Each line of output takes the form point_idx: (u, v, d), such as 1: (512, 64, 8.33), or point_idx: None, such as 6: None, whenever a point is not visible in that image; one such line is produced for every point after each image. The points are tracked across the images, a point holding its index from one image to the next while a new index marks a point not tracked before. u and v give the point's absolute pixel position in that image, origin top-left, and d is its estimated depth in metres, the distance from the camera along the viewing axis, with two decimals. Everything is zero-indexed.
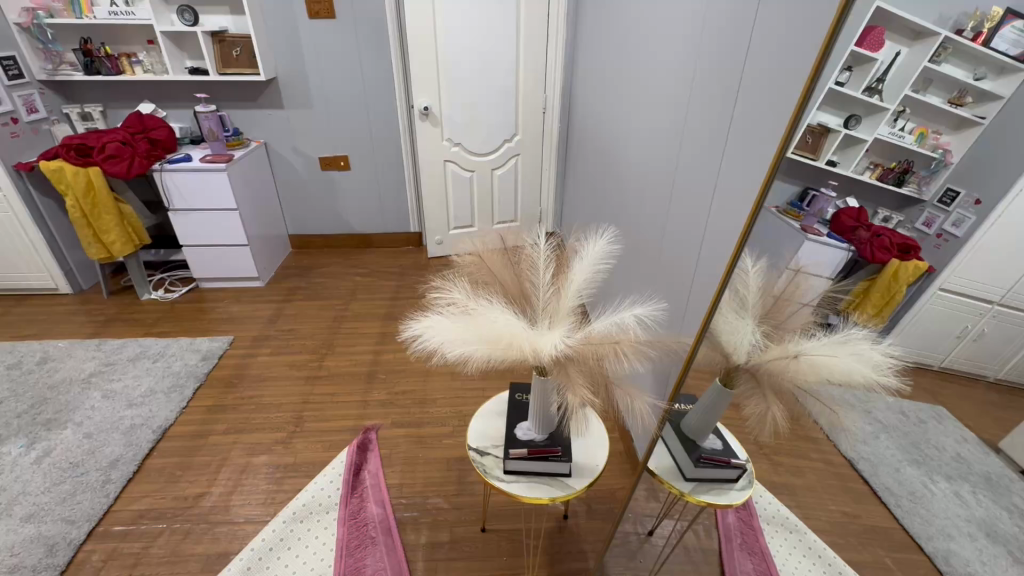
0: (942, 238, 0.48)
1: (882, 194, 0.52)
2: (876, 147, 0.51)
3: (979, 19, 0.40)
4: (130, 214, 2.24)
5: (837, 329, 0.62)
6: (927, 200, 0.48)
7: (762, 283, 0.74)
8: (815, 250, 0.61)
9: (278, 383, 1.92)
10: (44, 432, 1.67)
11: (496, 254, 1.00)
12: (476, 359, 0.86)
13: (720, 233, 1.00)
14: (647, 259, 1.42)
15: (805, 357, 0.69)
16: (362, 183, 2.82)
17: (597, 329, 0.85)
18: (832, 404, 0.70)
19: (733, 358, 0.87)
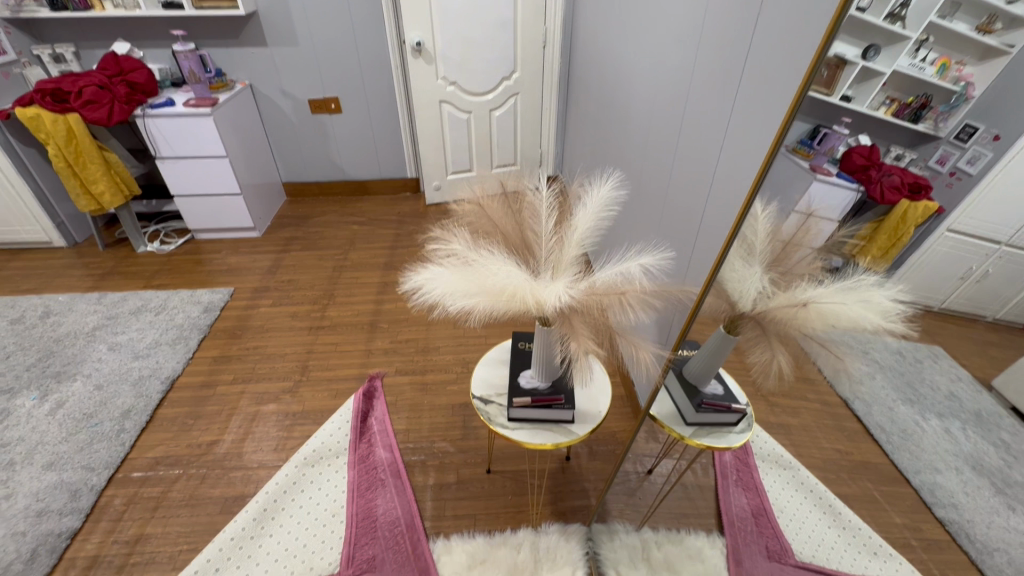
0: (955, 176, 0.47)
1: (895, 131, 0.50)
2: (894, 80, 0.48)
3: None
4: (116, 163, 2.16)
5: (845, 274, 0.62)
6: (944, 136, 0.46)
7: (772, 228, 0.71)
8: (826, 192, 0.59)
9: (282, 333, 1.93)
10: (54, 384, 1.70)
11: (495, 202, 0.95)
12: (478, 312, 0.85)
13: (733, 176, 0.95)
14: (652, 203, 1.37)
15: (813, 304, 0.69)
16: (354, 127, 2.70)
17: (602, 280, 0.84)
18: (837, 348, 0.71)
19: (740, 307, 0.85)
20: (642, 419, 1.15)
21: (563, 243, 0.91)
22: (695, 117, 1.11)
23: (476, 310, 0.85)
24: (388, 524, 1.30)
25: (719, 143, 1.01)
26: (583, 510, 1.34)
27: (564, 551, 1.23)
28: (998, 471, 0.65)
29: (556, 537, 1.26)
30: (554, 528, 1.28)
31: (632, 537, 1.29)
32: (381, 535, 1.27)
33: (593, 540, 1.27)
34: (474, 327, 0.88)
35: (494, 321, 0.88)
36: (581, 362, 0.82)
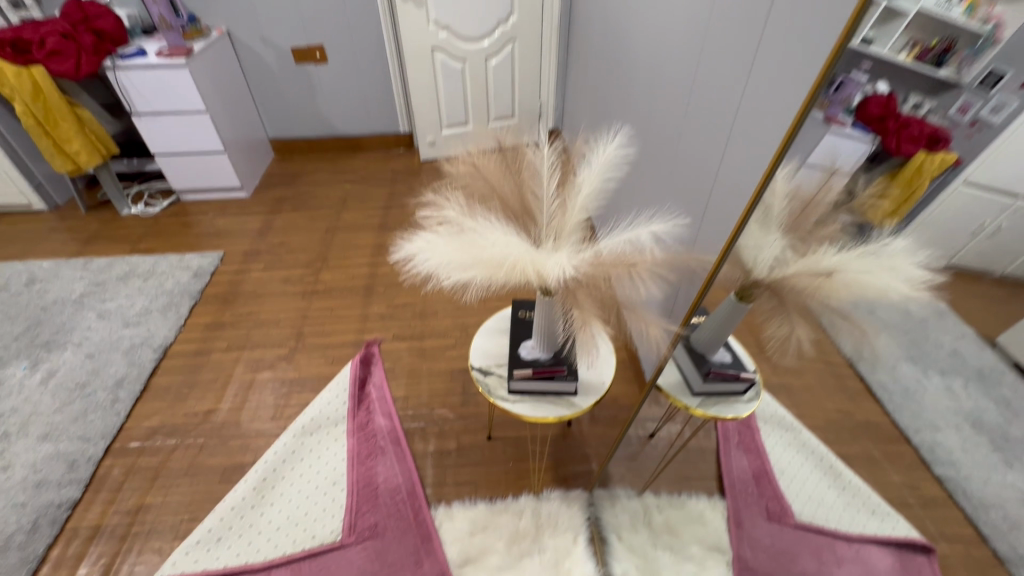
0: (975, 126, 0.48)
1: (913, 79, 0.47)
2: (918, 22, 0.46)
3: None
4: (89, 120, 2.04)
5: (872, 238, 0.64)
6: (967, 83, 0.46)
7: (791, 191, 0.66)
8: (839, 142, 0.58)
9: (276, 299, 1.88)
10: (45, 354, 1.67)
11: (491, 161, 0.87)
12: (475, 285, 0.79)
13: (756, 129, 0.86)
14: (661, 159, 1.28)
15: (842, 276, 0.68)
16: (342, 77, 2.54)
17: (608, 250, 0.77)
18: (849, 309, 0.73)
19: (755, 274, 0.80)
20: (647, 392, 1.11)
21: (565, 208, 0.84)
22: (713, 61, 1.01)
23: (472, 282, 0.79)
24: (389, 491, 1.29)
25: (740, 90, 0.91)
26: (585, 475, 1.33)
27: (566, 516, 1.23)
28: (995, 427, 0.79)
29: (557, 503, 1.26)
30: (556, 494, 1.28)
31: (633, 502, 1.29)
32: (382, 502, 1.27)
33: (595, 506, 1.27)
34: (470, 301, 0.82)
35: (492, 294, 0.82)
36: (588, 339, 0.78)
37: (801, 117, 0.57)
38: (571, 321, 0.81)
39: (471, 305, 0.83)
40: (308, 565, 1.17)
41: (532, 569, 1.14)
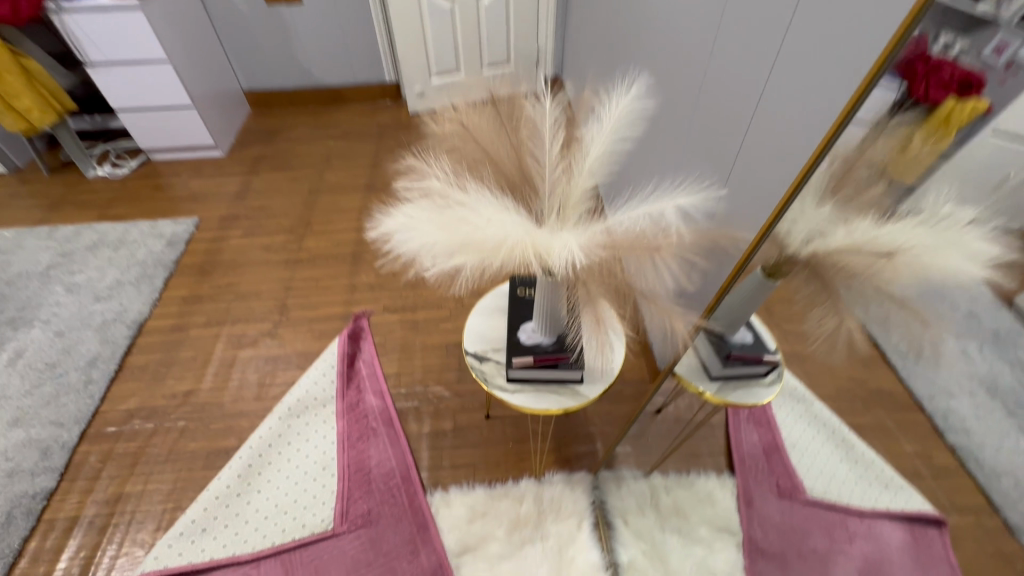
0: (1009, 68, 0.47)
1: (949, 16, 0.45)
2: None
3: None
4: (38, 73, 1.84)
5: (920, 204, 0.58)
6: (1004, 22, 0.44)
7: (839, 156, 0.58)
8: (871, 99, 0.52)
9: (257, 269, 1.75)
10: (11, 332, 1.56)
11: (482, 119, 0.73)
12: (465, 272, 0.67)
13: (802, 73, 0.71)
14: (679, 110, 1.13)
15: (904, 257, 0.58)
16: (319, 19, 2.30)
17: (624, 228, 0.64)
18: (885, 291, 0.63)
19: (789, 250, 0.68)
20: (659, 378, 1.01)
21: (570, 173, 0.71)
22: None
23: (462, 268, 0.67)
24: (383, 476, 1.22)
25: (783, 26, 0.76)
26: (589, 456, 1.26)
27: (569, 501, 1.17)
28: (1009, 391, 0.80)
29: (561, 487, 1.19)
30: (558, 477, 1.21)
31: (640, 484, 1.22)
32: (376, 488, 1.20)
33: (600, 489, 1.20)
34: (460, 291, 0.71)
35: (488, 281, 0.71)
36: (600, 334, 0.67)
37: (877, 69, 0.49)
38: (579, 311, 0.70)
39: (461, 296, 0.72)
40: (299, 555, 1.11)
41: (535, 557, 1.09)
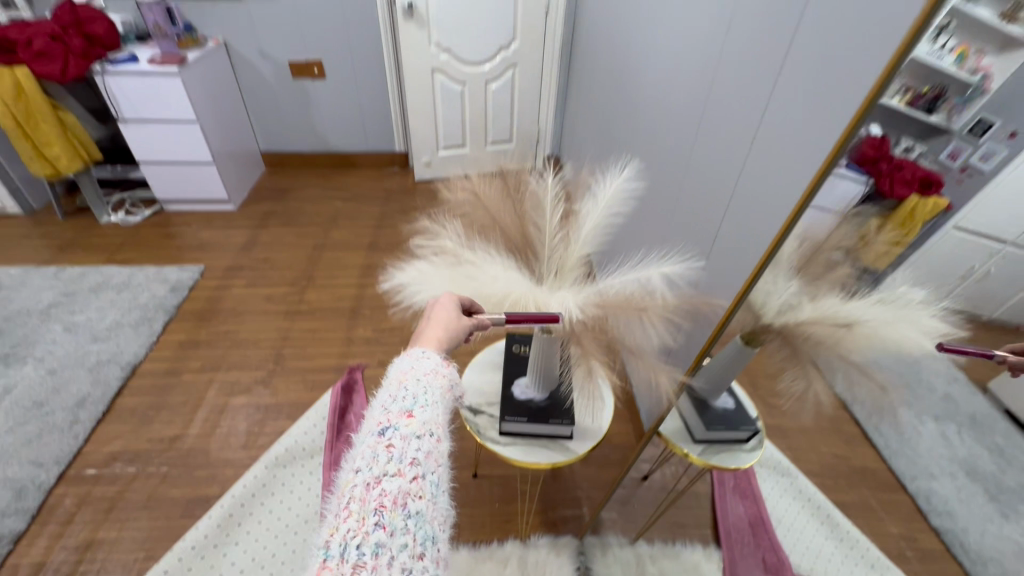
0: (966, 173, 0.43)
1: (908, 121, 0.45)
2: (911, 67, 0.43)
3: None
4: (73, 124, 1.98)
5: (880, 286, 0.55)
6: (955, 130, 0.42)
7: (814, 233, 0.58)
8: (830, 193, 0.54)
9: (257, 317, 1.79)
10: (2, 368, 1.57)
11: (493, 189, 0.79)
12: (471, 325, 0.73)
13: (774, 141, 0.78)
14: (659, 198, 1.26)
15: (863, 327, 0.56)
16: (339, 92, 2.53)
17: (614, 288, 0.70)
18: (821, 369, 0.64)
19: (765, 318, 0.68)
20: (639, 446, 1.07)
21: (568, 241, 0.77)
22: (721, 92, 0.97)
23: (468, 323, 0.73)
24: None
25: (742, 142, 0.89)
26: (576, 520, 1.28)
27: (554, 566, 1.17)
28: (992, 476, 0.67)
29: (545, 550, 1.19)
30: (544, 540, 1.22)
31: (626, 552, 1.19)
32: None
33: (586, 554, 1.21)
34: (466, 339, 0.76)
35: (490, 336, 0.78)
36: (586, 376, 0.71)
37: (820, 176, 0.52)
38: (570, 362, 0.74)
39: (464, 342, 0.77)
40: None
41: None
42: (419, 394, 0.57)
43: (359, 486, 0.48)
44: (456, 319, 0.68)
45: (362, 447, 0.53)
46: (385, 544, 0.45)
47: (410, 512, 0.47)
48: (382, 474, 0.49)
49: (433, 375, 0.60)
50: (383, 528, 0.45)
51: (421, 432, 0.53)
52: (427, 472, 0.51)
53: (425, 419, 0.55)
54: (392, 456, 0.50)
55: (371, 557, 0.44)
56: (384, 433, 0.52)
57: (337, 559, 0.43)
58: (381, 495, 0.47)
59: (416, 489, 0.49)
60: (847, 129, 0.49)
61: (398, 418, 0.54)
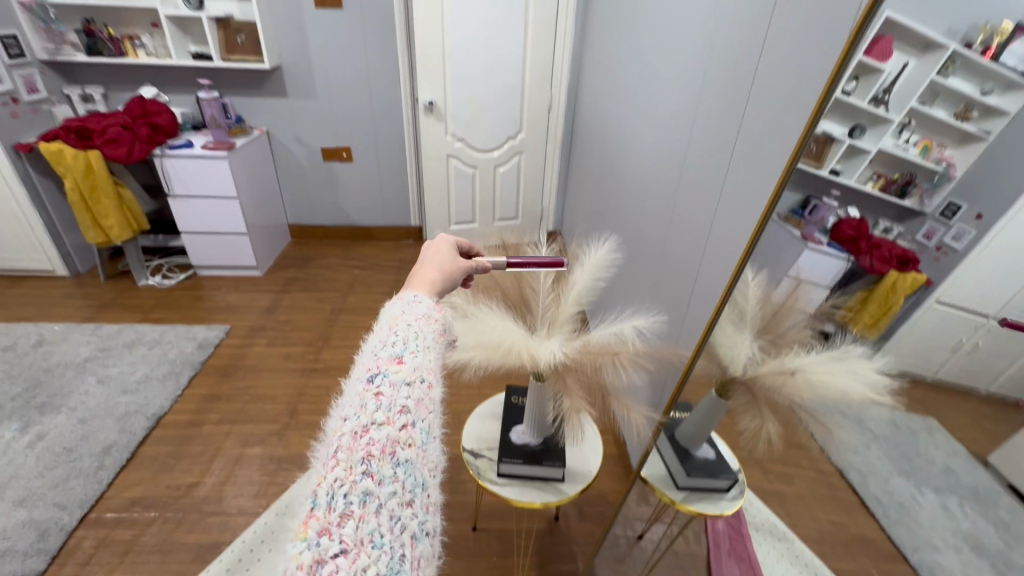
0: (942, 251, 0.41)
1: (885, 205, 0.48)
2: (881, 157, 0.48)
3: (988, 33, 0.38)
4: (129, 198, 2.24)
5: (834, 342, 0.53)
6: (927, 212, 0.42)
7: (761, 295, 0.69)
8: (814, 260, 0.59)
9: (274, 374, 1.92)
10: (37, 416, 1.68)
11: (497, 257, 0.95)
12: (471, 368, 0.83)
13: (732, 222, 0.98)
14: (646, 269, 1.43)
15: (800, 373, 0.60)
16: (364, 174, 2.82)
17: (596, 338, 0.84)
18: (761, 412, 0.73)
19: (728, 370, 0.81)
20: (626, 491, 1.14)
21: (559, 301, 0.91)
22: (690, 185, 1.18)
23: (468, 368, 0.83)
24: None
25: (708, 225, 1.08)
26: None
27: None
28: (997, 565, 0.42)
29: None
30: None
31: None
32: None
33: None
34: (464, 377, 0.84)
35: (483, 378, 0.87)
36: (574, 418, 0.83)
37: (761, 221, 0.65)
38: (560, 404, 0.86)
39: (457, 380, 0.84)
40: None
41: None
42: (410, 338, 0.50)
43: (345, 435, 0.42)
44: (453, 262, 0.71)
45: (349, 395, 0.46)
46: (373, 493, 0.38)
47: (400, 461, 0.41)
48: (370, 423, 0.42)
49: (423, 319, 0.54)
50: (370, 477, 0.39)
51: (412, 378, 0.46)
52: (419, 420, 0.44)
53: (415, 365, 0.48)
54: (381, 404, 0.43)
55: (358, 506, 0.38)
56: (373, 380, 0.45)
57: (323, 509, 0.38)
58: (368, 444, 0.41)
59: (407, 438, 0.42)
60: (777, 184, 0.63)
61: (387, 363, 0.47)
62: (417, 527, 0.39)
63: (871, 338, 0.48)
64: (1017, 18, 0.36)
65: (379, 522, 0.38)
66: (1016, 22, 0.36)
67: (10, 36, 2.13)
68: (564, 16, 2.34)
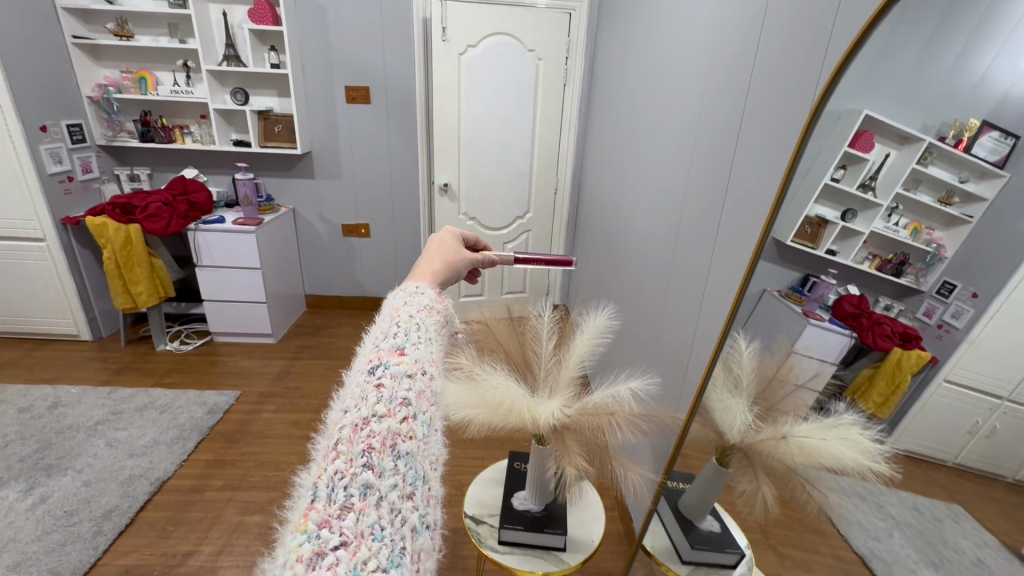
0: (943, 329, 0.47)
1: (882, 284, 0.54)
2: (874, 238, 0.56)
3: (959, 128, 0.46)
4: (159, 268, 2.38)
5: (832, 413, 0.59)
6: (926, 290, 0.48)
7: (750, 362, 0.77)
8: (813, 335, 0.65)
9: (280, 441, 1.93)
10: (43, 478, 1.69)
11: (502, 323, 1.01)
12: (475, 426, 0.86)
13: (719, 294, 1.06)
14: (646, 338, 1.49)
15: (795, 440, 0.64)
16: (380, 249, 2.98)
17: (596, 401, 0.90)
18: (749, 476, 0.76)
19: (718, 436, 0.84)
20: (628, 565, 1.13)
21: (560, 365, 0.96)
22: (682, 259, 1.28)
23: (474, 425, 0.87)
24: None
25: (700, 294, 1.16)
26: None
27: None
28: None
29: None
30: None
31: None
32: None
33: None
34: (470, 434, 0.87)
35: (486, 435, 0.90)
36: (573, 481, 0.84)
37: (742, 291, 0.79)
38: (560, 468, 0.88)
39: (463, 436, 0.88)
40: None
41: None
42: (411, 330, 0.55)
43: (345, 428, 0.44)
44: (455, 254, 0.81)
45: (349, 387, 0.49)
46: (374, 486, 0.40)
47: (400, 453, 0.44)
48: (371, 415, 0.44)
49: (424, 311, 0.60)
50: (371, 470, 0.41)
51: (413, 370, 0.50)
52: (419, 413, 0.47)
53: (416, 357, 0.52)
54: (382, 396, 0.46)
55: (359, 499, 0.39)
56: (374, 371, 0.48)
57: (323, 501, 0.39)
58: (369, 436, 0.43)
59: (407, 431, 0.45)
60: (754, 258, 0.78)
61: (388, 355, 0.50)
62: (416, 520, 0.42)
63: (882, 417, 0.52)
64: (980, 117, 0.44)
65: (379, 515, 0.40)
66: (981, 120, 0.44)
67: (77, 124, 2.40)
68: (568, 111, 2.62)
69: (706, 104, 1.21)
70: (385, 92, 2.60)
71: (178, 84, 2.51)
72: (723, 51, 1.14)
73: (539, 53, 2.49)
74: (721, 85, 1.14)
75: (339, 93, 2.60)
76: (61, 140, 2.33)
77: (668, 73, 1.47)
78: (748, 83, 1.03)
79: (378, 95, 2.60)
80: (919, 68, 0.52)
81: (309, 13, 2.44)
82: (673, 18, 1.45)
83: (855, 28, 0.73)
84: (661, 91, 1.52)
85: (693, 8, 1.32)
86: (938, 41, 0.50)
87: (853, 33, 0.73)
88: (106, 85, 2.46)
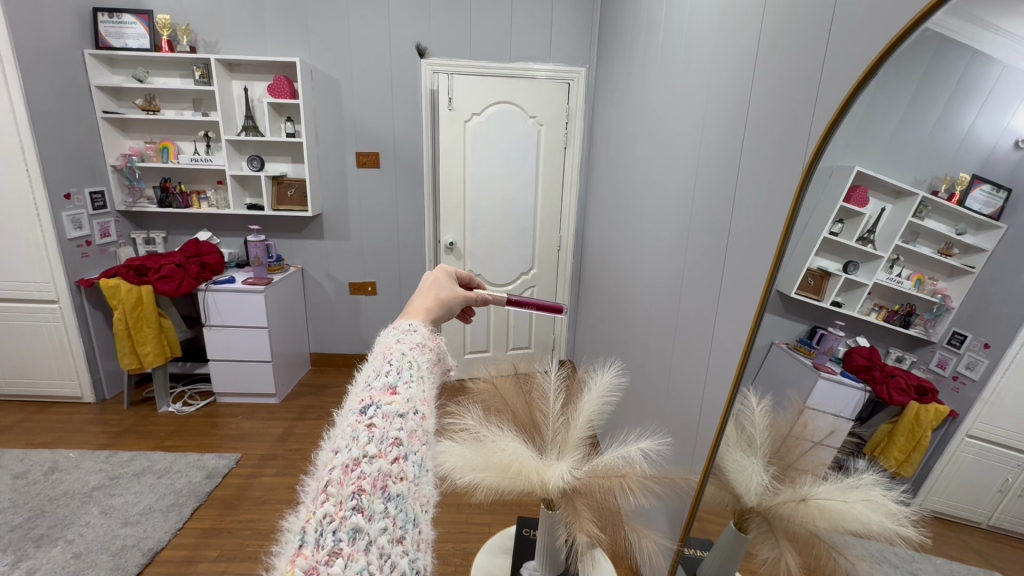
0: (959, 381, 0.46)
1: (892, 334, 0.55)
2: (878, 290, 0.57)
3: (950, 182, 0.48)
4: (168, 328, 2.40)
5: (850, 472, 0.57)
6: (936, 341, 0.48)
7: (763, 419, 0.75)
8: (825, 388, 0.64)
9: (279, 507, 1.86)
10: (32, 550, 1.62)
11: (509, 381, 1.00)
12: (482, 490, 0.83)
13: (726, 349, 1.06)
14: (655, 393, 1.46)
15: (812, 502, 0.61)
16: (385, 306, 3.01)
17: (605, 462, 0.88)
18: (764, 542, 0.72)
19: (734, 499, 0.80)
20: None
21: (568, 425, 0.94)
22: (687, 313, 1.28)
23: (481, 490, 0.83)
24: None
25: (707, 346, 1.15)
26: None
27: None
28: None
29: None
30: None
31: None
32: None
33: None
34: (478, 500, 0.84)
35: (493, 499, 0.86)
36: (586, 550, 0.80)
37: (747, 348, 0.80)
38: (573, 536, 0.83)
39: (470, 500, 0.84)
40: None
41: None
42: (403, 368, 0.55)
43: (335, 469, 0.43)
44: (448, 292, 0.82)
45: (341, 426, 0.48)
46: (363, 530, 0.40)
47: (391, 495, 0.43)
48: (362, 455, 0.43)
49: (417, 347, 0.61)
50: (360, 513, 0.40)
51: (405, 410, 0.49)
52: (410, 453, 0.47)
53: (408, 396, 0.51)
54: (373, 436, 0.45)
55: (348, 544, 0.39)
56: (366, 411, 0.47)
57: (311, 547, 0.38)
58: (360, 478, 0.42)
59: (398, 472, 0.44)
60: (759, 312, 0.79)
61: (380, 395, 0.50)
62: (406, 566, 0.40)
63: (905, 476, 0.50)
64: (970, 171, 0.46)
65: (368, 561, 0.38)
66: (971, 174, 0.46)
67: (99, 191, 2.51)
68: (569, 172, 2.73)
69: (701, 165, 1.26)
70: (394, 157, 2.72)
71: (198, 153, 2.65)
72: (715, 118, 1.20)
73: (540, 119, 2.62)
74: (714, 149, 1.19)
75: (350, 158, 2.72)
76: (83, 206, 2.42)
77: (665, 135, 1.54)
78: (740, 147, 1.08)
79: (387, 159, 2.73)
80: (905, 127, 0.55)
81: (324, 87, 2.61)
82: (667, 85, 1.54)
83: (838, 99, 0.79)
84: (657, 155, 1.59)
85: (685, 77, 1.40)
86: (918, 102, 0.53)
87: (837, 101, 0.78)
88: (130, 154, 2.60)
